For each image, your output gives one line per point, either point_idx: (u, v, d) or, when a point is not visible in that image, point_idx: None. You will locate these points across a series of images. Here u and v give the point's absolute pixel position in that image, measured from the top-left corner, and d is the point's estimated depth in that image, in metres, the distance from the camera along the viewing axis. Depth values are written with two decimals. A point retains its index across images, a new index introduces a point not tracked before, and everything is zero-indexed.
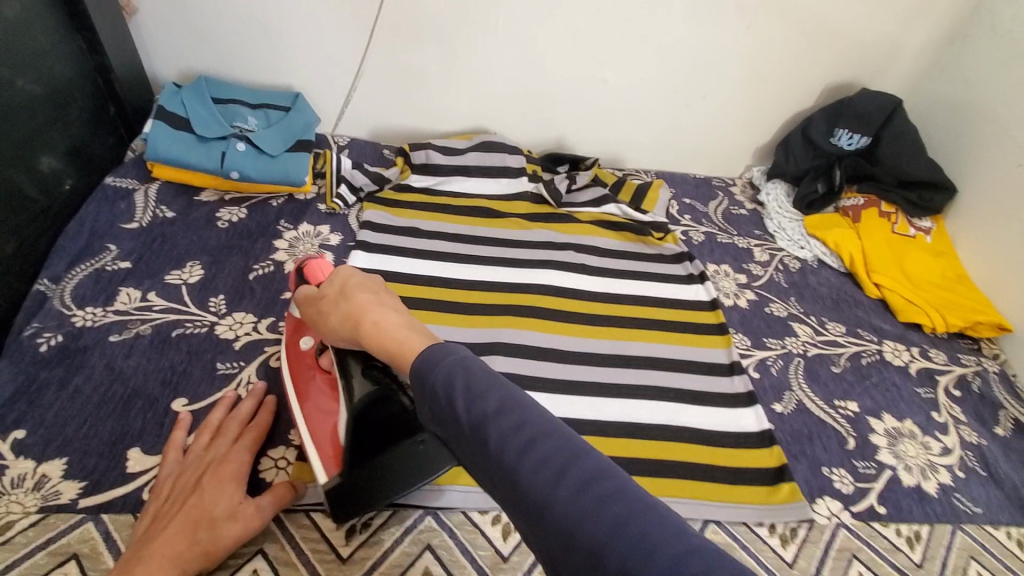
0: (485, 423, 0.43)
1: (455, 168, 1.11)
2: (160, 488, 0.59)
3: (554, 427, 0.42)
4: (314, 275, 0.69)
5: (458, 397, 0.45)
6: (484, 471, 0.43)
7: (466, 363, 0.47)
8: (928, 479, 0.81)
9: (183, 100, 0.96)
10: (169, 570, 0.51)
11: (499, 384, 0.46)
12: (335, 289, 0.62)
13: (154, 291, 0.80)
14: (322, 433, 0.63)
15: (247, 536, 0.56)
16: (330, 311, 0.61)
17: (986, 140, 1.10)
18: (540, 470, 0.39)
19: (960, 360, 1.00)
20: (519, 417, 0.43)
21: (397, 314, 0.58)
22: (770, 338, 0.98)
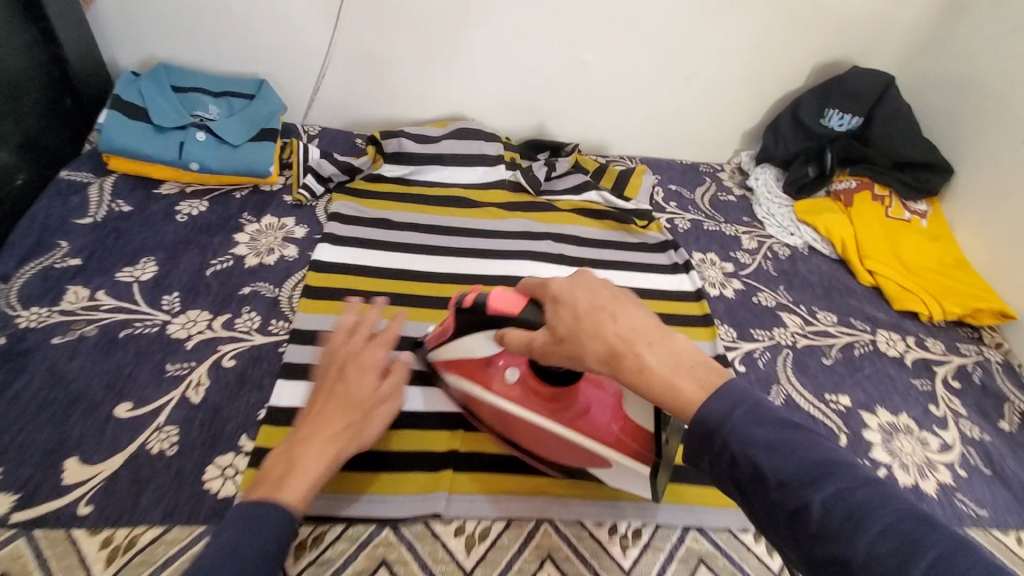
0: (802, 490, 0.38)
1: (430, 156, 1.06)
2: (304, 389, 0.62)
3: (886, 497, 0.37)
4: (500, 302, 0.59)
5: (761, 457, 0.40)
6: (807, 549, 0.38)
7: (757, 406, 0.43)
8: (927, 479, 0.77)
9: (141, 88, 0.92)
10: (330, 450, 0.54)
11: (806, 444, 0.40)
12: (569, 318, 0.50)
13: (104, 289, 0.76)
14: (611, 432, 0.61)
15: (388, 415, 0.62)
16: (578, 351, 0.49)
17: (986, 118, 1.04)
18: (889, 560, 0.34)
19: (959, 349, 0.95)
20: (840, 486, 0.38)
21: (662, 343, 0.47)
22: (758, 329, 0.93)
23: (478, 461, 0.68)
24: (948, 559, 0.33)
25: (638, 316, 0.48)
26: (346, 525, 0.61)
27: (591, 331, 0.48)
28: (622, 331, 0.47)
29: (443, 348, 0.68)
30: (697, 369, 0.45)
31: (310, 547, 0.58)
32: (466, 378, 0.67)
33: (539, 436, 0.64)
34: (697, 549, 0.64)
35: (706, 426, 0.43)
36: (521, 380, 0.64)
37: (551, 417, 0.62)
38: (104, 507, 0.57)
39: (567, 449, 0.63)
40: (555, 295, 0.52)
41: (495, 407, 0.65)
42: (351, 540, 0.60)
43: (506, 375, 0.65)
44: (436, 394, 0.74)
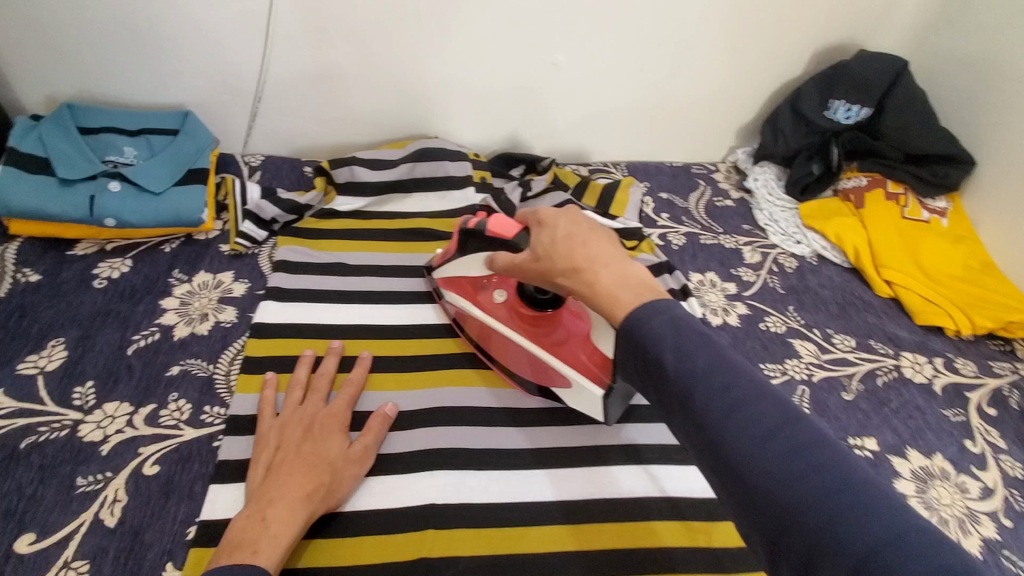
0: (696, 382, 0.40)
1: (388, 185, 0.94)
2: (265, 441, 0.60)
3: (772, 397, 0.40)
4: (497, 226, 0.68)
5: (665, 354, 0.42)
6: (687, 431, 0.41)
7: (676, 313, 0.44)
8: (970, 536, 0.67)
9: (42, 135, 0.79)
10: (301, 510, 0.54)
11: (710, 346, 0.42)
12: (544, 241, 0.56)
13: (2, 386, 0.64)
14: (578, 360, 0.68)
15: (356, 479, 0.61)
16: (548, 266, 0.55)
17: (1011, 102, 0.93)
18: (755, 444, 0.37)
19: (992, 368, 0.85)
20: (732, 382, 0.40)
21: (621, 266, 0.50)
22: (768, 362, 0.82)
23: (451, 571, 0.57)
24: (806, 446, 0.36)
25: (605, 244, 0.53)
26: None
27: (559, 248, 0.54)
28: (587, 252, 0.52)
29: (446, 269, 0.78)
30: (639, 288, 0.48)
31: None
32: (466, 298, 0.77)
33: (518, 357, 0.73)
34: None
35: (629, 322, 0.46)
36: (507, 301, 0.75)
37: (525, 335, 0.73)
38: None
39: (535, 366, 0.72)
40: (540, 222, 0.58)
41: (480, 320, 0.76)
42: None
43: (496, 296, 0.76)
44: (401, 485, 0.63)
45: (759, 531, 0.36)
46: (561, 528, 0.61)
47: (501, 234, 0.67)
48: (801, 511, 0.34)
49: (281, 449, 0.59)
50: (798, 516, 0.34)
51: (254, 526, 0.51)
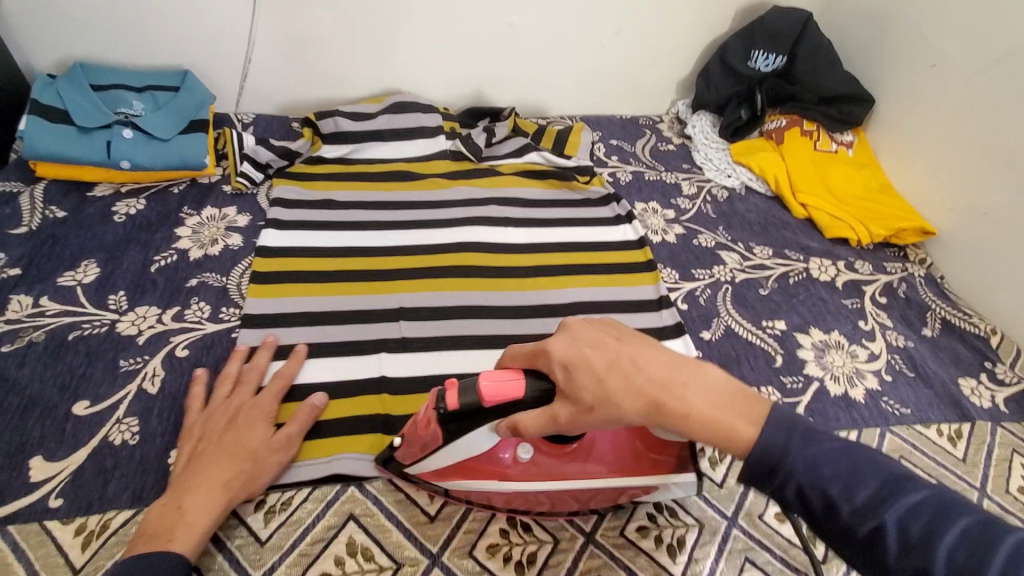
0: (877, 512, 0.41)
1: (367, 133, 1.06)
2: (189, 431, 0.63)
3: (953, 506, 0.41)
4: (508, 395, 0.53)
5: (831, 485, 0.43)
6: (878, 565, 0.41)
7: (820, 437, 0.46)
8: (855, 387, 0.83)
9: (58, 90, 0.90)
10: (218, 497, 0.57)
11: (874, 468, 0.44)
12: (594, 382, 0.49)
13: (47, 295, 0.76)
14: (640, 454, 0.62)
15: (281, 465, 0.63)
16: (620, 404, 0.48)
17: (899, 43, 1.09)
18: (959, 559, 0.38)
19: (886, 268, 1.02)
20: (915, 502, 0.41)
21: (688, 381, 0.49)
22: (699, 269, 0.98)
23: None
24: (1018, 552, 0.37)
25: (656, 359, 0.50)
26: (313, 488, 0.64)
27: (620, 385, 0.48)
28: (648, 372, 0.49)
29: (433, 458, 0.60)
30: (723, 400, 0.48)
31: (279, 511, 0.62)
32: (485, 477, 0.61)
33: (575, 496, 0.62)
34: None
35: (769, 455, 0.46)
36: (538, 454, 0.61)
37: (579, 474, 0.61)
38: (73, 499, 0.59)
39: (606, 495, 0.62)
40: (562, 360, 0.51)
41: (521, 492, 0.61)
42: (318, 501, 0.63)
43: (518, 456, 0.61)
44: (391, 361, 0.76)
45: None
46: None
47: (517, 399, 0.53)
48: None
49: (203, 439, 0.62)
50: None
51: (170, 516, 0.55)
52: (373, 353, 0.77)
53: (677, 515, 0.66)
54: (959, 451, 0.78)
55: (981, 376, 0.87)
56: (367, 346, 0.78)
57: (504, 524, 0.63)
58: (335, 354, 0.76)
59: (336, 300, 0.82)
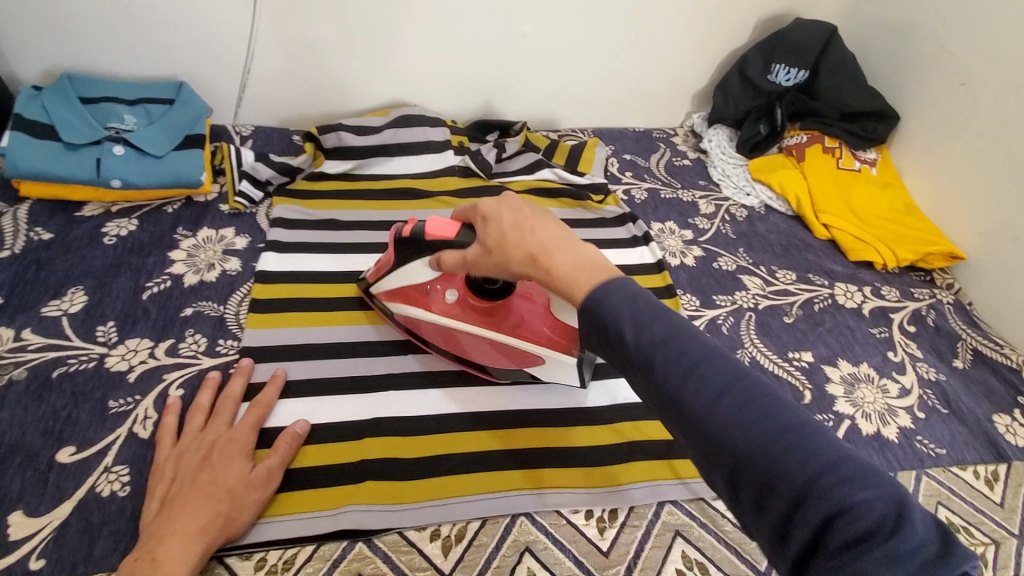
0: (653, 351, 0.41)
1: (373, 148, 1.01)
2: (161, 471, 0.59)
3: (720, 354, 0.41)
4: (438, 228, 0.63)
5: (624, 325, 0.43)
6: (648, 395, 0.42)
7: (626, 287, 0.45)
8: (888, 425, 0.79)
9: (45, 104, 0.84)
10: (195, 545, 0.52)
11: (665, 314, 0.43)
12: (496, 233, 0.54)
13: (29, 327, 0.71)
14: (543, 335, 0.71)
15: (261, 503, 0.59)
16: (506, 252, 0.53)
17: (926, 59, 1.05)
18: (710, 397, 0.38)
19: (914, 293, 0.98)
20: (690, 346, 0.41)
21: (576, 251, 0.50)
22: (720, 294, 0.93)
23: (448, 463, 0.66)
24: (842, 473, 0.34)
25: (554, 228, 0.52)
26: (318, 544, 0.59)
27: (512, 240, 0.53)
28: (544, 228, 0.52)
29: (385, 282, 0.74)
30: (594, 271, 0.48)
31: (281, 572, 0.57)
32: (415, 303, 0.74)
33: (474, 345, 0.73)
34: (675, 522, 0.65)
35: (588, 304, 0.46)
36: (459, 301, 0.73)
37: (485, 328, 0.72)
38: (56, 561, 0.54)
39: (501, 355, 0.73)
40: (483, 213, 0.57)
41: (433, 325, 0.73)
42: (323, 560, 0.58)
43: (445, 296, 0.73)
44: (400, 399, 0.72)
45: (721, 478, 0.38)
46: (545, 429, 0.71)
47: (445, 235, 0.63)
48: (748, 445, 0.36)
49: (176, 477, 0.57)
50: (755, 462, 0.35)
51: (142, 569, 0.50)
52: (381, 390, 0.72)
53: (708, 573, 0.61)
54: (997, 495, 0.74)
55: (1015, 412, 0.83)
56: (374, 382, 0.73)
57: None
58: (341, 391, 0.71)
59: (342, 331, 0.78)
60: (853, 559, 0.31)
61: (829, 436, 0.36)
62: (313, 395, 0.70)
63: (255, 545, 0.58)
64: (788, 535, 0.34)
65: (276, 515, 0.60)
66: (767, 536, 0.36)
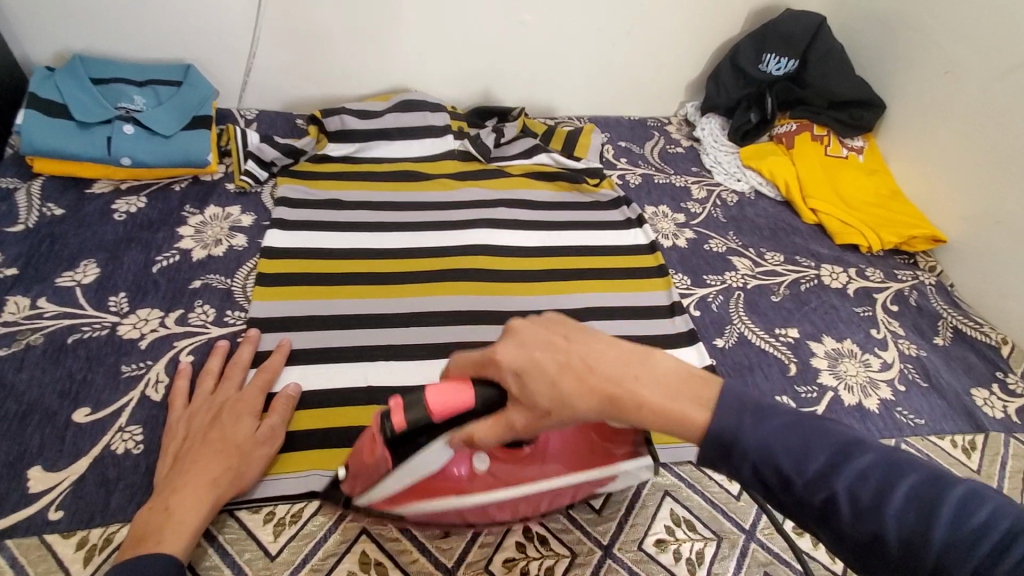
0: (829, 484, 0.40)
1: (374, 132, 1.03)
2: (173, 430, 0.62)
3: (888, 463, 0.41)
4: (453, 402, 0.49)
5: (782, 460, 0.42)
6: (835, 533, 0.41)
7: (762, 411, 0.44)
8: (869, 397, 0.82)
9: (57, 83, 0.87)
10: (206, 495, 0.55)
11: (817, 434, 0.42)
12: (552, 390, 0.44)
13: (45, 296, 0.74)
14: (593, 447, 0.58)
15: (267, 459, 0.61)
16: (576, 405, 0.44)
17: (912, 50, 1.09)
18: (902, 518, 0.38)
19: (897, 275, 1.01)
20: (863, 466, 0.40)
21: (651, 368, 0.45)
22: (710, 275, 0.97)
23: None
24: (958, 503, 0.38)
25: (607, 348, 0.46)
26: (323, 499, 0.62)
27: (578, 389, 0.44)
28: (610, 366, 0.45)
29: (382, 478, 0.55)
30: (683, 384, 0.45)
31: (288, 525, 0.60)
32: (437, 494, 0.56)
33: (528, 499, 0.58)
34: (664, 483, 0.68)
35: (721, 441, 0.43)
36: (493, 464, 0.55)
37: (538, 479, 0.56)
38: (74, 512, 0.57)
39: (564, 493, 0.59)
40: (516, 369, 0.45)
41: (479, 506, 0.57)
42: (329, 514, 0.61)
43: (470, 469, 0.55)
44: (401, 367, 0.75)
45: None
46: None
47: (464, 407, 0.49)
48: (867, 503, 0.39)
49: (187, 437, 0.60)
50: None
51: (157, 517, 0.53)
52: (382, 359, 0.75)
53: (695, 529, 0.64)
54: (973, 462, 0.77)
55: (993, 386, 0.87)
56: (376, 351, 0.76)
57: (520, 537, 0.62)
58: (343, 359, 0.74)
59: (345, 304, 0.81)
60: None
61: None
62: (317, 362, 0.73)
63: (264, 499, 0.61)
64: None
65: (280, 473, 0.63)
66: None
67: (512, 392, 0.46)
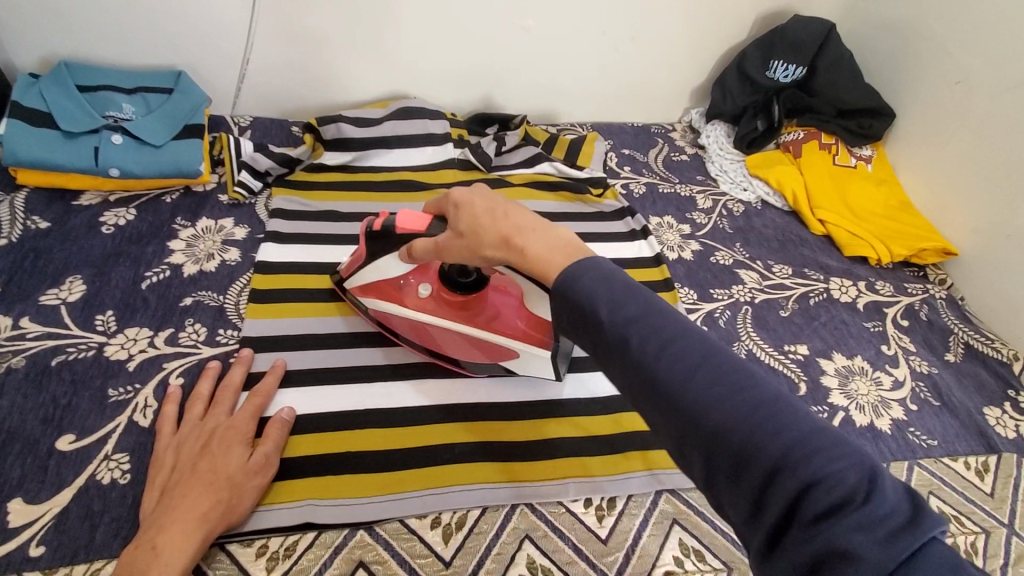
0: (626, 328, 0.42)
1: (373, 140, 1.01)
2: (161, 460, 0.59)
3: (703, 338, 0.41)
4: (410, 221, 0.63)
5: (600, 307, 0.43)
6: (633, 388, 0.41)
7: (603, 267, 0.46)
8: (881, 417, 0.80)
9: (42, 91, 0.84)
10: (195, 532, 0.52)
11: (642, 295, 0.43)
12: (468, 217, 0.55)
13: (28, 315, 0.71)
14: (516, 327, 0.71)
15: (260, 490, 0.59)
16: (478, 236, 0.53)
17: (921, 56, 1.06)
18: (689, 377, 0.38)
19: (907, 289, 0.99)
20: (662, 327, 0.41)
21: (547, 233, 0.50)
22: (717, 288, 0.94)
23: (448, 452, 0.67)
24: (733, 372, 0.38)
25: (525, 210, 0.53)
26: (319, 532, 0.60)
27: (487, 224, 0.53)
28: (520, 215, 0.53)
29: (358, 275, 0.73)
30: (567, 250, 0.49)
31: (282, 560, 0.57)
32: (384, 299, 0.74)
33: (444, 338, 0.73)
34: (672, 511, 0.66)
35: (563, 287, 0.46)
36: (432, 295, 0.73)
37: (460, 322, 0.72)
38: (57, 548, 0.54)
39: (476, 349, 0.73)
40: (455, 200, 0.57)
41: (407, 321, 0.74)
42: (325, 547, 0.59)
43: (417, 290, 0.73)
44: (400, 388, 0.72)
45: (696, 452, 0.37)
46: (544, 418, 0.71)
47: (415, 228, 0.63)
48: (653, 354, 0.40)
49: (176, 466, 0.57)
50: (737, 442, 0.35)
51: (142, 557, 0.50)
52: (380, 380, 0.73)
53: (705, 560, 0.62)
54: (987, 486, 0.75)
55: (1006, 405, 0.85)
56: (375, 372, 0.73)
57: (524, 570, 0.59)
58: (339, 381, 0.72)
59: (343, 322, 0.78)
60: (825, 528, 0.32)
61: (806, 412, 0.37)
62: (313, 384, 0.71)
63: (255, 532, 0.58)
64: (746, 486, 0.35)
65: (274, 504, 0.60)
66: (743, 512, 0.36)
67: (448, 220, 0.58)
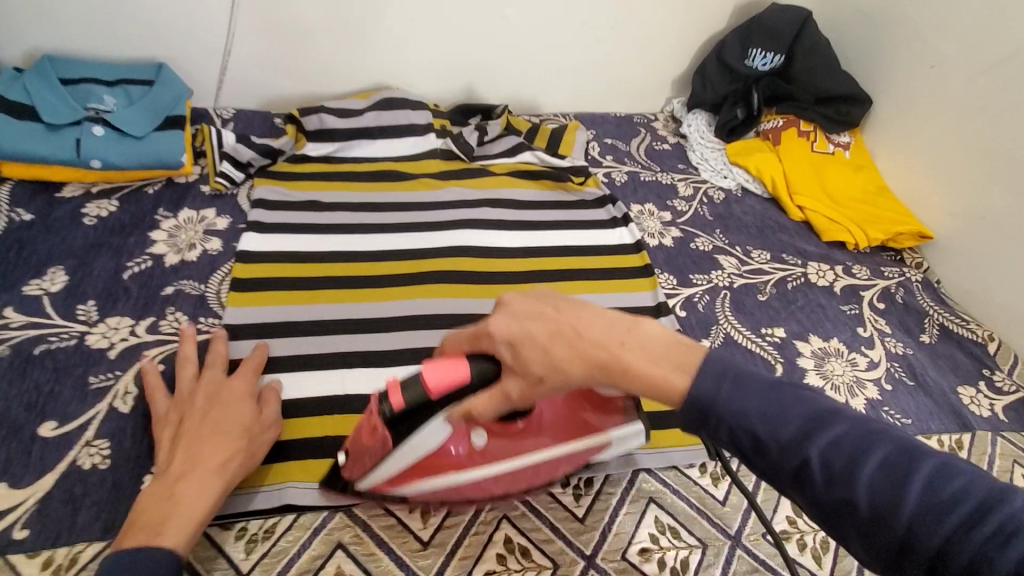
0: (803, 447, 0.41)
1: (355, 131, 1.01)
2: (165, 420, 0.59)
3: (842, 413, 0.42)
4: (449, 380, 0.49)
5: (766, 428, 0.42)
6: (779, 478, 0.43)
7: (741, 374, 0.45)
8: (856, 397, 0.81)
9: (24, 84, 0.84)
10: (216, 479, 0.53)
11: (800, 401, 0.43)
12: (541, 357, 0.46)
13: (11, 306, 0.71)
14: (592, 423, 0.59)
15: (267, 443, 0.61)
16: (567, 370, 0.46)
17: (896, 43, 1.08)
18: (891, 490, 0.38)
19: (883, 273, 1.01)
20: (834, 434, 0.41)
21: (639, 335, 0.47)
22: (697, 274, 0.96)
23: None
24: (922, 471, 0.38)
25: (595, 316, 0.47)
26: (298, 514, 0.61)
27: (568, 355, 0.46)
28: (602, 330, 0.47)
29: (383, 460, 0.56)
30: (671, 352, 0.47)
31: (261, 541, 0.58)
32: (442, 473, 0.57)
33: (527, 474, 0.59)
34: (648, 490, 0.67)
35: (697, 406, 0.45)
36: (491, 440, 0.56)
37: (534, 452, 0.57)
38: (40, 530, 0.55)
39: (561, 463, 0.59)
40: (508, 339, 0.47)
41: (477, 481, 0.58)
42: (304, 528, 0.60)
43: (467, 447, 0.56)
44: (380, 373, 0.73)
45: (913, 566, 0.37)
46: None
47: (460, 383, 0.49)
48: (834, 469, 0.40)
49: (183, 419, 0.58)
50: (898, 520, 0.37)
51: (164, 504, 0.50)
52: (360, 365, 0.74)
53: (679, 536, 0.63)
54: None
55: (980, 384, 0.86)
56: (355, 358, 0.74)
57: (501, 548, 0.60)
58: (319, 367, 0.72)
59: (324, 309, 0.79)
60: None
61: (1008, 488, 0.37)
62: (293, 370, 0.71)
63: (235, 515, 0.59)
64: None
65: (252, 487, 0.61)
66: None
67: (505, 361, 0.48)
